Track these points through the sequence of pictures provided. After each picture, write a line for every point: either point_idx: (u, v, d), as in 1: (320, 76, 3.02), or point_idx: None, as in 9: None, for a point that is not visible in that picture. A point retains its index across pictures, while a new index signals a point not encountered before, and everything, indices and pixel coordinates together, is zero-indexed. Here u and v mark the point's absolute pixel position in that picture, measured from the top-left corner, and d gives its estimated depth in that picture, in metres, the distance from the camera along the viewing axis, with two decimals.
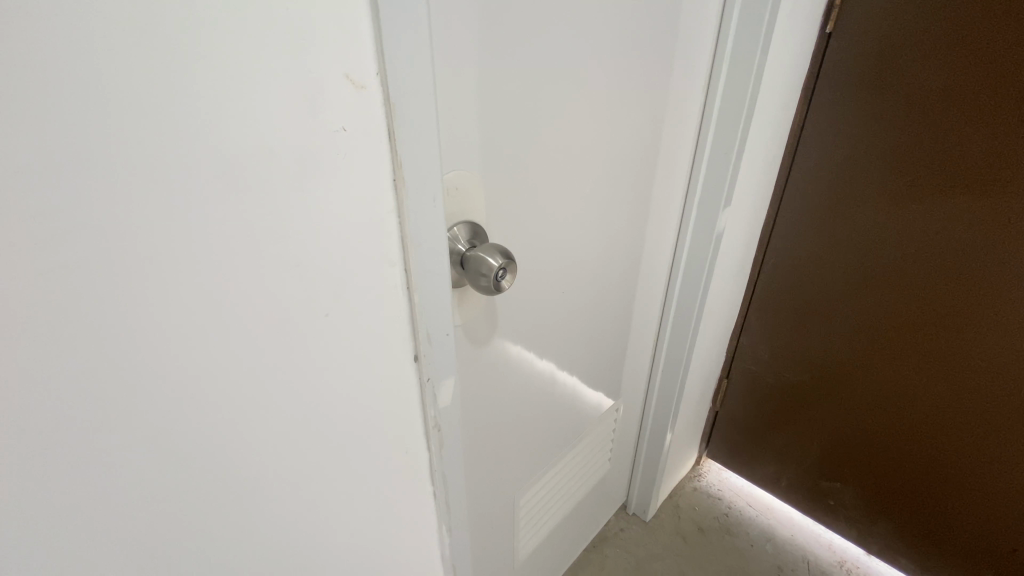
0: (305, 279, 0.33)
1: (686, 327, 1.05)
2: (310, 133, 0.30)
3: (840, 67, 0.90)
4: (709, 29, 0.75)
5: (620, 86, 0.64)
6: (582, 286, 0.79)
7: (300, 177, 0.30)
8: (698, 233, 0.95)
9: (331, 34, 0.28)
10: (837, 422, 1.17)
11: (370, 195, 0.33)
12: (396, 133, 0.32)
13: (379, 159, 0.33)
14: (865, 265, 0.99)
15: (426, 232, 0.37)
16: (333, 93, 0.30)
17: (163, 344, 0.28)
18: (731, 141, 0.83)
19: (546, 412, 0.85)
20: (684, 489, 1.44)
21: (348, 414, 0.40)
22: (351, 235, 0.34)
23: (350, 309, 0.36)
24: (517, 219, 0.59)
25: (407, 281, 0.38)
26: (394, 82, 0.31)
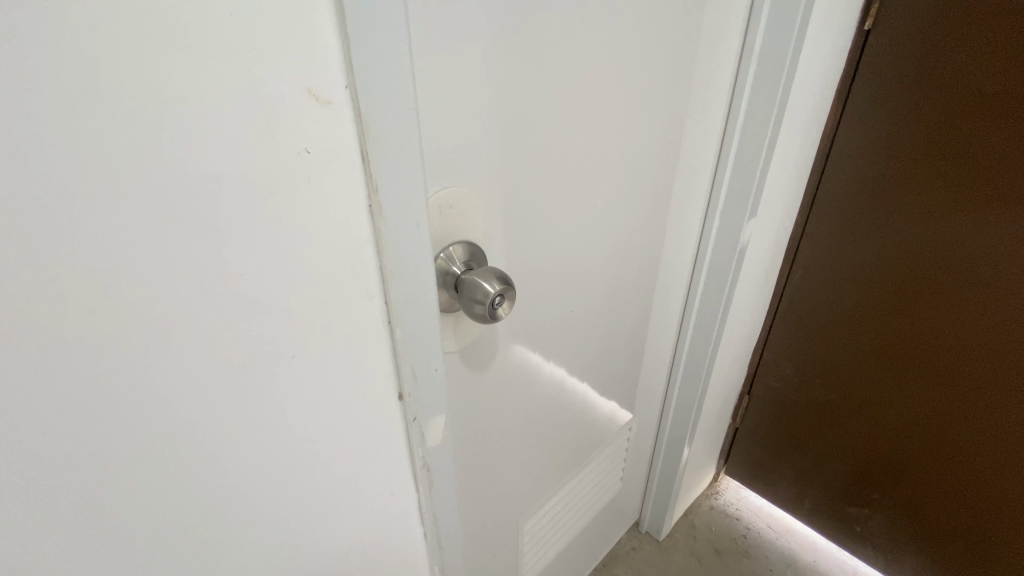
0: (269, 319, 0.29)
1: (705, 342, 1.00)
2: (267, 159, 0.26)
3: (878, 68, 0.82)
4: (735, 29, 0.69)
5: (635, 88, 0.59)
6: (591, 302, 0.74)
7: (256, 207, 0.26)
8: (720, 245, 0.89)
9: (288, 42, 0.24)
10: (866, 446, 1.10)
11: (341, 224, 0.29)
12: (369, 154, 0.28)
13: (350, 183, 0.29)
14: (900, 281, 0.92)
15: (410, 263, 0.33)
16: (294, 111, 0.25)
17: (110, 395, 0.25)
18: (757, 149, 0.78)
19: (553, 433, 0.81)
20: (701, 508, 1.38)
21: (328, 457, 0.36)
22: (322, 269, 0.30)
23: (324, 349, 0.32)
24: (519, 234, 0.55)
25: (388, 315, 0.34)
26: (367, 96, 0.27)
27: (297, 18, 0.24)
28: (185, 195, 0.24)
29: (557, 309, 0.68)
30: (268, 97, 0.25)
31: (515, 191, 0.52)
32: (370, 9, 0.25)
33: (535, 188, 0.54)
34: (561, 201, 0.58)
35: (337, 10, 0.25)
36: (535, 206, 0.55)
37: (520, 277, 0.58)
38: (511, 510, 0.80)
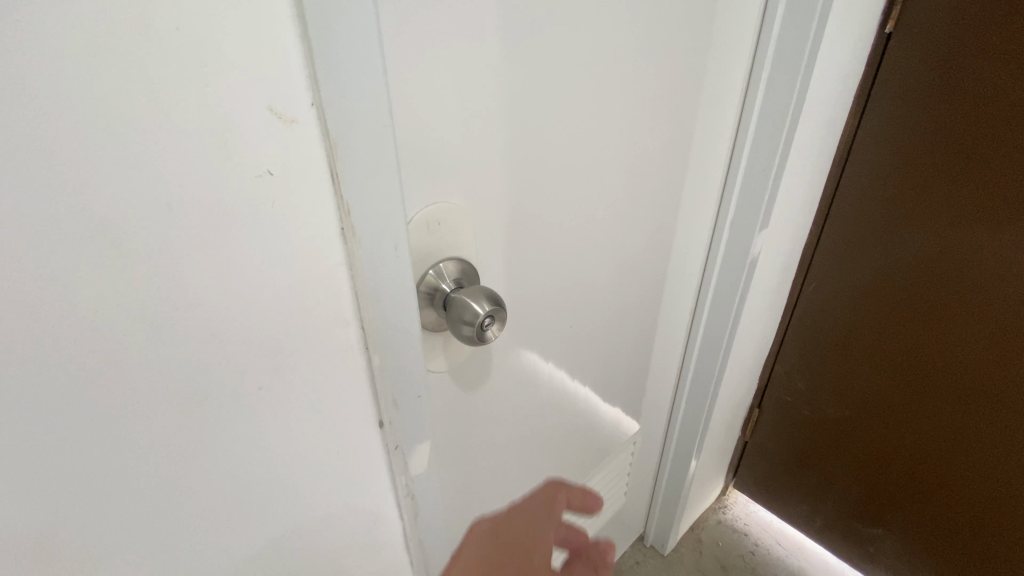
0: (233, 348, 0.28)
1: (713, 356, 0.97)
2: (225, 184, 0.24)
3: (900, 75, 0.78)
4: (748, 33, 0.66)
5: (640, 94, 0.56)
6: (593, 317, 0.71)
7: (214, 234, 0.25)
8: (730, 257, 0.86)
9: (246, 57, 0.22)
10: (880, 464, 1.06)
11: (310, 249, 0.28)
12: (339, 172, 0.27)
13: (320, 206, 0.27)
14: (920, 295, 0.88)
15: (388, 288, 0.32)
16: (254, 132, 0.24)
17: (63, 438, 0.24)
18: (770, 158, 0.75)
19: (552, 449, 0.79)
20: (707, 522, 1.35)
21: (304, 486, 0.35)
22: (291, 296, 0.29)
23: (295, 376, 0.31)
24: (517, 248, 0.53)
25: (364, 341, 0.33)
26: (336, 112, 0.25)
27: (255, 31, 0.22)
28: (131, 222, 0.22)
29: (556, 325, 0.65)
30: (223, 117, 0.23)
31: (511, 206, 0.49)
32: (336, 21, 0.23)
33: (532, 203, 0.51)
34: (562, 212, 0.56)
35: (301, 20, 0.23)
36: (532, 221, 0.53)
37: (517, 291, 0.56)
38: None
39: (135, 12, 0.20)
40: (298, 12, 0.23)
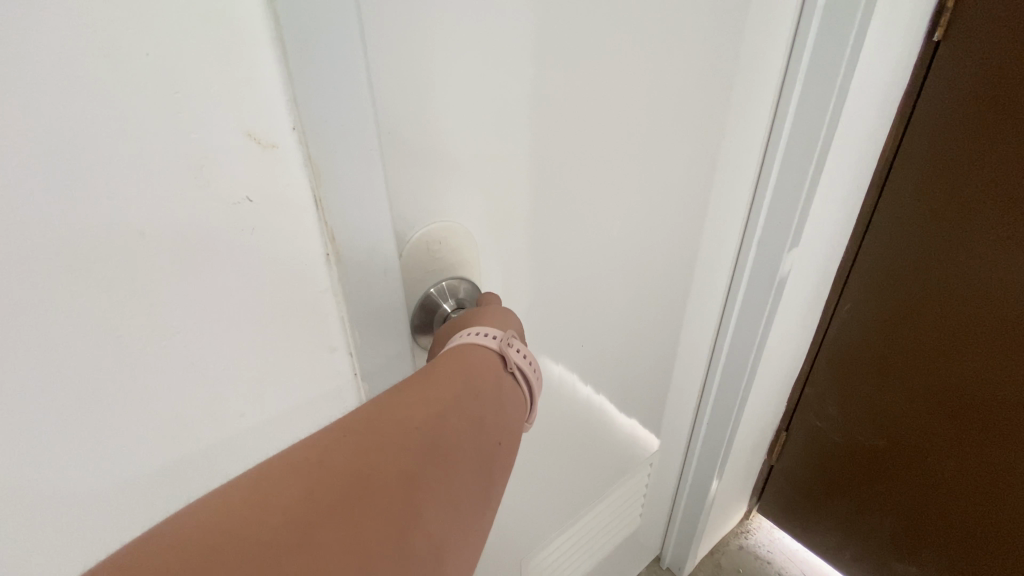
0: (213, 371, 0.28)
1: (738, 376, 0.93)
2: (200, 210, 0.24)
3: (946, 86, 0.73)
4: (781, 42, 0.63)
5: (663, 105, 0.54)
6: (609, 335, 0.69)
7: (193, 259, 0.25)
8: (757, 275, 0.82)
9: (221, 88, 0.23)
10: (917, 498, 0.99)
11: (297, 275, 0.29)
12: (321, 198, 0.27)
13: (305, 231, 0.28)
14: (963, 319, 0.82)
15: (373, 313, 0.33)
16: (233, 159, 0.24)
17: (47, 464, 0.24)
18: (802, 174, 0.71)
19: (565, 465, 0.77)
20: (728, 547, 1.29)
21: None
22: (274, 323, 0.29)
23: (277, 396, 0.31)
24: (529, 262, 0.51)
25: (354, 365, 0.34)
26: (319, 135, 0.25)
27: (229, 57, 0.22)
28: (110, 252, 0.22)
29: (571, 340, 0.63)
30: (198, 145, 0.23)
31: (522, 229, 0.48)
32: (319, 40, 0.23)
33: (545, 222, 0.50)
34: (581, 224, 0.54)
35: (279, 44, 0.23)
36: (547, 239, 0.51)
37: (529, 306, 0.54)
38: (517, 542, 0.76)
39: (106, 39, 0.20)
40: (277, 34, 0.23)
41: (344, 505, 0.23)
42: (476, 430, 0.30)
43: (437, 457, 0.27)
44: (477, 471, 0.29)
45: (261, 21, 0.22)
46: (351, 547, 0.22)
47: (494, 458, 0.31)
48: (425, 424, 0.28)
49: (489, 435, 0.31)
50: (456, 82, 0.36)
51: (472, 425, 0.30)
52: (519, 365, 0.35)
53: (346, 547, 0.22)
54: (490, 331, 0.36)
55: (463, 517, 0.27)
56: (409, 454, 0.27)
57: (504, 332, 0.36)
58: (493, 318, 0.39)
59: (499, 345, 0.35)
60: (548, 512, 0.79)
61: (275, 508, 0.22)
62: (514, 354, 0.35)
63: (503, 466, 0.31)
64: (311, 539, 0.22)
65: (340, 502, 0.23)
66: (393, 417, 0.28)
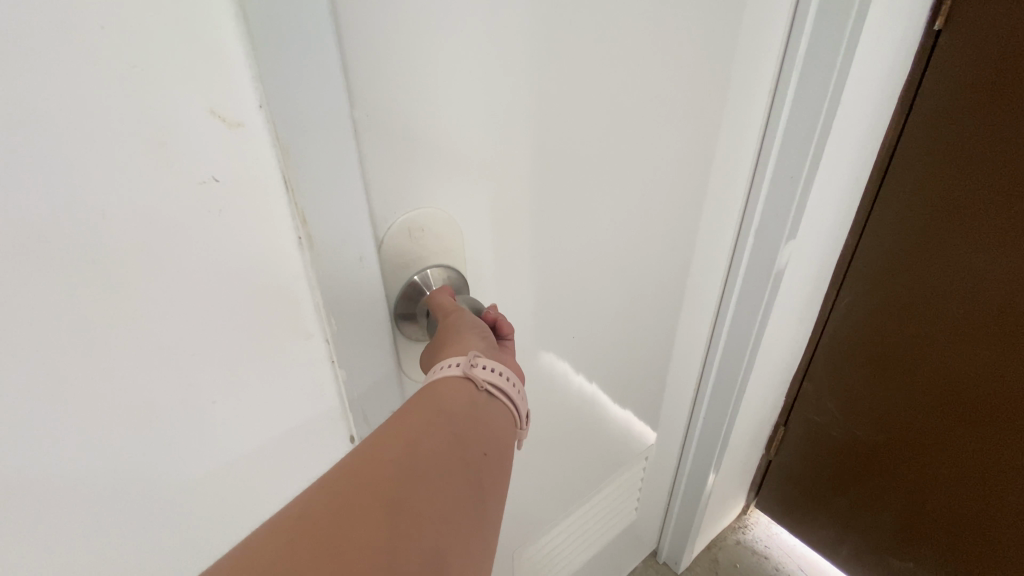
0: (186, 343, 0.29)
1: (735, 371, 0.92)
2: (168, 186, 0.25)
3: (947, 76, 0.72)
4: (778, 29, 0.62)
5: (661, 94, 0.53)
6: (604, 330, 0.69)
7: (160, 230, 0.26)
8: (753, 268, 0.82)
9: (186, 67, 0.24)
10: (915, 495, 0.99)
11: (265, 251, 0.30)
12: (290, 177, 0.28)
13: (273, 210, 0.29)
14: (962, 314, 0.82)
15: (351, 298, 0.34)
16: (198, 136, 0.25)
17: (19, 427, 0.25)
18: (799, 165, 0.70)
19: (559, 458, 0.76)
20: (726, 542, 1.29)
21: (261, 467, 0.37)
22: (248, 298, 0.31)
23: (253, 368, 0.33)
24: (524, 254, 0.50)
25: (331, 351, 0.36)
26: (284, 114, 0.27)
27: (191, 38, 0.24)
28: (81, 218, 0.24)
29: (566, 334, 0.63)
30: (159, 121, 0.24)
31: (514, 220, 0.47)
32: None
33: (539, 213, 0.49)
34: (576, 216, 0.53)
35: (241, 25, 0.25)
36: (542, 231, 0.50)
37: (524, 299, 0.54)
38: (512, 533, 0.76)
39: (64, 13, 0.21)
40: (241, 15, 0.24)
41: (326, 540, 0.24)
42: (453, 445, 0.31)
43: (416, 480, 0.28)
44: (462, 483, 0.30)
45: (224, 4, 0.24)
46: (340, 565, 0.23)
47: (480, 470, 0.31)
48: (399, 450, 0.30)
49: (468, 447, 0.32)
50: (437, 66, 0.35)
51: (449, 443, 0.31)
52: (489, 381, 0.35)
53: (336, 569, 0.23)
54: (451, 361, 0.35)
55: (454, 528, 0.28)
56: (385, 478, 0.28)
57: (467, 355, 0.36)
58: (456, 333, 0.38)
59: (463, 370, 0.35)
60: (542, 503, 0.79)
61: (259, 551, 0.24)
62: (480, 372, 0.35)
63: (491, 471, 0.32)
64: (293, 566, 0.23)
65: (320, 539, 0.24)
66: (367, 450, 0.30)
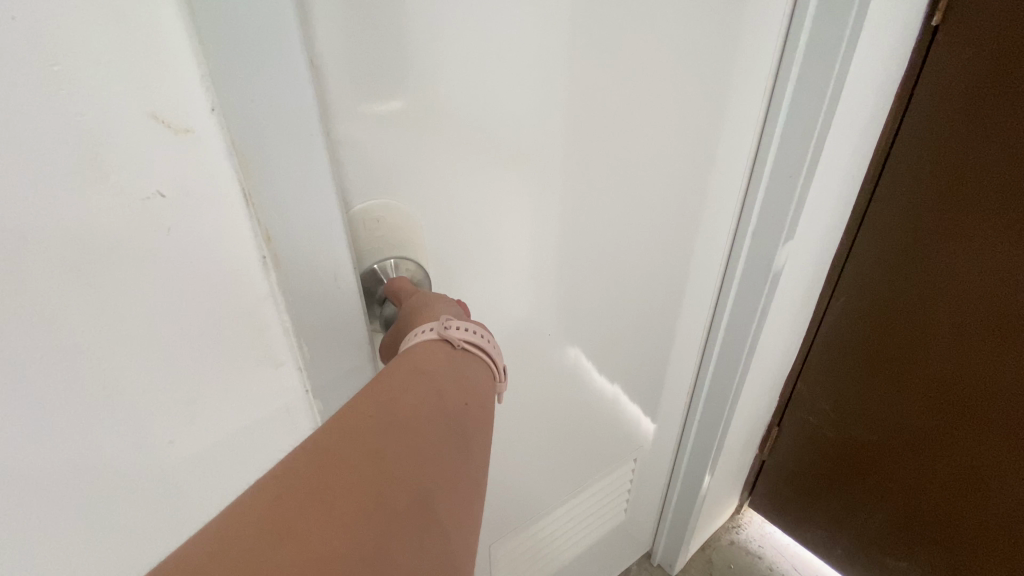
0: (142, 355, 0.30)
1: (731, 374, 0.91)
2: (118, 193, 0.26)
3: (946, 72, 0.71)
4: (777, 24, 0.60)
5: (653, 90, 0.52)
6: (595, 332, 0.67)
7: (114, 227, 0.26)
8: (750, 269, 0.80)
9: (141, 74, 0.25)
10: (910, 494, 0.98)
11: (223, 249, 0.31)
12: (249, 185, 0.30)
13: (229, 209, 0.30)
14: (959, 314, 0.81)
15: (314, 291, 0.35)
16: (147, 148, 0.26)
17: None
18: (797, 165, 0.69)
19: (552, 454, 0.76)
20: (720, 542, 1.28)
21: (233, 457, 0.37)
22: (204, 307, 0.31)
23: (216, 374, 0.34)
24: (513, 247, 0.51)
25: (296, 355, 0.37)
26: (245, 117, 0.28)
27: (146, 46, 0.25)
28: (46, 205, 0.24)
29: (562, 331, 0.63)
30: (101, 127, 0.24)
31: (500, 210, 0.48)
32: None
33: (526, 204, 0.50)
34: (567, 210, 0.53)
35: (195, 36, 0.26)
36: (532, 225, 0.51)
37: (518, 292, 0.55)
38: (502, 523, 0.77)
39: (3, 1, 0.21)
40: (200, 21, 0.25)
41: (314, 497, 0.24)
42: (437, 399, 0.33)
43: (400, 438, 0.29)
44: (449, 436, 0.31)
45: (176, 15, 0.25)
46: (329, 525, 0.23)
47: (463, 422, 0.33)
48: (387, 411, 0.30)
49: (451, 401, 0.33)
50: None
51: (430, 401, 0.32)
52: (464, 339, 0.38)
53: (326, 530, 0.23)
54: (424, 327, 0.38)
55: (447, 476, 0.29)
56: (375, 439, 0.28)
57: (438, 320, 0.38)
58: (426, 307, 0.40)
59: (438, 333, 0.37)
60: (533, 497, 0.79)
61: (265, 515, 0.23)
62: (454, 332, 0.38)
63: (472, 421, 0.34)
64: (293, 529, 0.23)
65: (308, 497, 0.24)
66: (354, 414, 0.30)
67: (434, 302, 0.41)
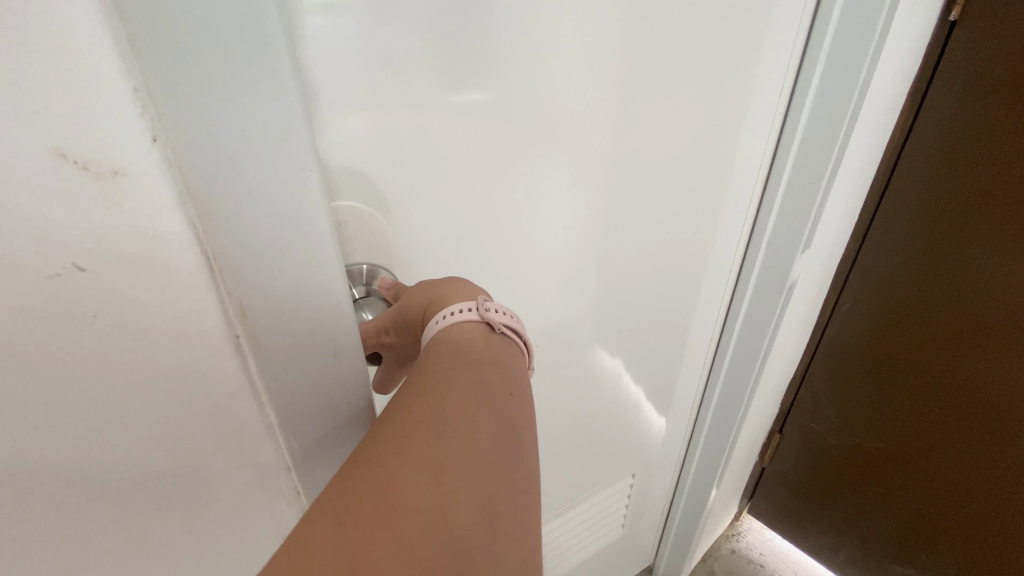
0: (70, 454, 0.23)
1: (742, 386, 0.88)
2: (20, 260, 0.19)
3: (959, 73, 0.70)
4: (798, 21, 0.58)
5: (673, 80, 0.51)
6: (606, 333, 0.65)
7: (24, 296, 0.20)
8: (765, 277, 0.77)
9: (43, 103, 0.18)
10: (915, 500, 0.98)
11: (172, 313, 0.24)
12: (212, 248, 0.24)
13: (179, 261, 0.23)
14: (967, 319, 0.81)
15: (302, 357, 0.29)
16: (53, 199, 0.20)
17: None
18: (819, 170, 0.66)
19: (559, 462, 0.74)
20: (721, 552, 1.26)
21: (221, 534, 0.31)
22: (150, 403, 0.25)
23: (167, 483, 0.27)
24: (525, 235, 0.50)
25: (275, 423, 0.30)
26: (204, 144, 0.22)
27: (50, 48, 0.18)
28: None
29: (575, 328, 0.61)
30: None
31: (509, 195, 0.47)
32: None
33: (538, 191, 0.48)
34: (583, 199, 0.52)
35: (124, 45, 0.19)
36: (543, 211, 0.50)
37: (531, 282, 0.53)
38: None
39: None
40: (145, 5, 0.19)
41: (379, 510, 0.22)
42: (486, 392, 0.30)
43: (456, 437, 0.27)
44: (505, 427, 0.29)
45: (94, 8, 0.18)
46: (397, 541, 0.21)
47: (511, 411, 0.30)
48: (430, 411, 0.28)
49: (501, 391, 0.31)
50: None
51: (480, 394, 0.30)
52: (504, 323, 0.36)
53: (395, 547, 0.21)
54: (463, 306, 0.35)
55: (503, 478, 0.27)
56: (433, 441, 0.26)
57: (477, 300, 0.36)
58: (455, 286, 0.38)
59: (479, 315, 0.35)
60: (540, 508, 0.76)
61: (325, 536, 0.21)
62: (495, 315, 0.36)
63: (525, 412, 0.32)
64: (361, 547, 0.20)
65: (372, 509, 0.22)
66: (406, 414, 0.28)
67: (454, 285, 0.38)
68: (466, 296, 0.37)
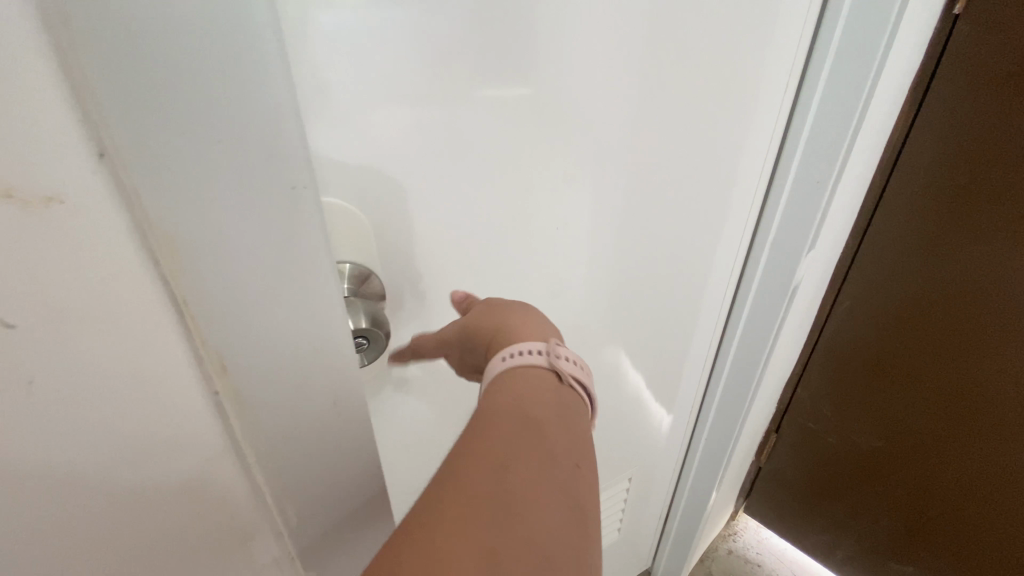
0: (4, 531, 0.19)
1: (743, 388, 0.86)
2: None
3: (962, 69, 0.69)
4: (806, 15, 0.55)
5: (679, 76, 0.48)
6: (608, 339, 0.63)
7: None
8: (768, 279, 0.75)
9: None
10: (914, 498, 0.97)
11: (124, 364, 0.20)
12: (178, 291, 0.20)
13: (134, 304, 0.20)
14: (969, 317, 0.80)
15: (289, 404, 0.25)
16: None
17: None
18: (826, 170, 0.64)
19: None
20: (718, 553, 1.25)
21: None
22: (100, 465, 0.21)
23: (128, 556, 0.23)
24: (526, 240, 0.47)
25: (257, 479, 0.26)
26: (162, 160, 0.18)
27: None
28: None
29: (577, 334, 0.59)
30: None
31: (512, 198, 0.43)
32: None
33: (540, 194, 0.45)
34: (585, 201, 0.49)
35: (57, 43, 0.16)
36: (545, 215, 0.47)
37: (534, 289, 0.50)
38: None
39: None
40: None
41: None
42: (551, 457, 0.28)
43: (517, 514, 0.24)
44: (569, 504, 0.26)
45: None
46: None
47: (575, 482, 0.28)
48: (492, 465, 0.26)
49: (565, 459, 0.28)
50: None
51: (544, 458, 0.28)
52: (573, 375, 0.33)
53: None
54: (533, 347, 0.34)
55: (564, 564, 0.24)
56: (493, 518, 0.24)
57: (547, 344, 0.34)
58: (528, 321, 0.37)
59: (548, 362, 0.33)
60: None
61: None
62: (565, 365, 0.33)
63: (589, 484, 0.29)
64: None
65: None
66: (467, 473, 0.25)
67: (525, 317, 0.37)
68: (530, 335, 0.35)
